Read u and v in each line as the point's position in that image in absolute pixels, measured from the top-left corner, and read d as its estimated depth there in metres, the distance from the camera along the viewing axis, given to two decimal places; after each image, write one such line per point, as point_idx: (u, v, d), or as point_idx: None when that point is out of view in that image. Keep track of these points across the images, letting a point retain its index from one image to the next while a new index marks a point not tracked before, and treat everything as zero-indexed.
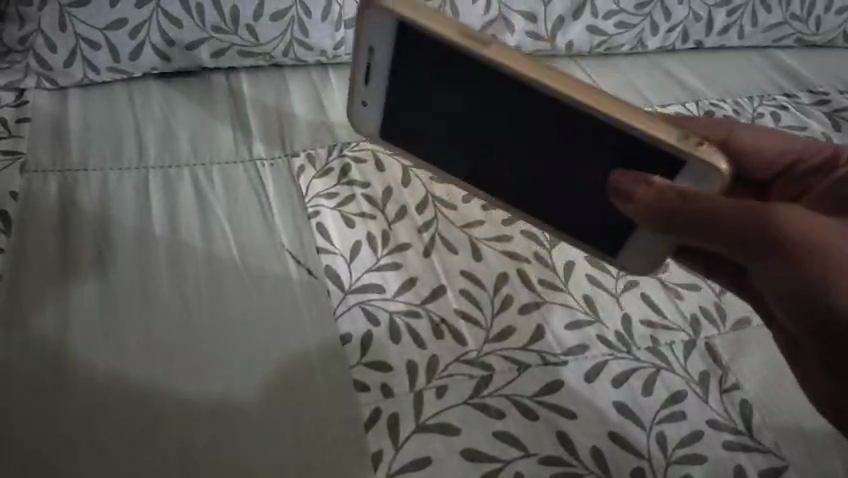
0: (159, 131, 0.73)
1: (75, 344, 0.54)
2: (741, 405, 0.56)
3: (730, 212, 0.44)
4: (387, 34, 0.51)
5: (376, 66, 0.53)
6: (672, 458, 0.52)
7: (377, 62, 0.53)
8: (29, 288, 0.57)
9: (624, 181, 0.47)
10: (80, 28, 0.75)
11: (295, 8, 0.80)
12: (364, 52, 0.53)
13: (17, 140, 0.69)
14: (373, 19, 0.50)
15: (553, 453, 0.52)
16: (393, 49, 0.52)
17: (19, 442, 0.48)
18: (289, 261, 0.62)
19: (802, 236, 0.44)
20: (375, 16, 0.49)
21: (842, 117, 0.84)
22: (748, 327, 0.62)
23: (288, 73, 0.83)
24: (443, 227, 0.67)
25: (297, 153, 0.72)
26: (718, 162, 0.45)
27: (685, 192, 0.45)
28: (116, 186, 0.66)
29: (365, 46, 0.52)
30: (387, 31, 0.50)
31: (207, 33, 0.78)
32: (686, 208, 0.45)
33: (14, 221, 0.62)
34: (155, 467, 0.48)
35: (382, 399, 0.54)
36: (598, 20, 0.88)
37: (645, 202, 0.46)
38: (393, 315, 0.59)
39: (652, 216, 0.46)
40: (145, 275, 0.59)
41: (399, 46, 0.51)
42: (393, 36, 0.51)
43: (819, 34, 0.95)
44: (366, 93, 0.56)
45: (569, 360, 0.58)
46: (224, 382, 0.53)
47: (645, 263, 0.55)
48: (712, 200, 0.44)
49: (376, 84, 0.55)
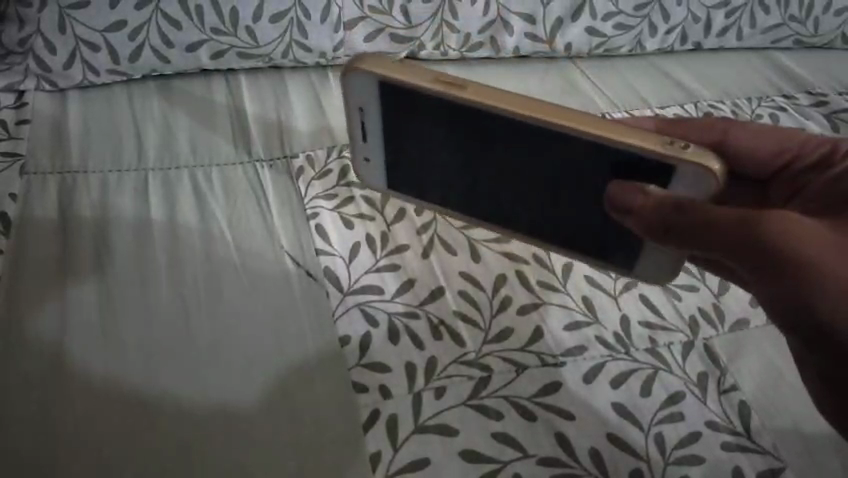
0: (158, 133, 0.73)
1: (74, 345, 0.54)
2: (740, 406, 0.56)
3: (728, 219, 0.44)
4: (372, 91, 0.52)
5: (368, 121, 0.55)
6: (671, 459, 0.52)
7: (370, 117, 0.55)
8: (28, 290, 0.57)
9: (621, 189, 0.47)
10: (80, 30, 0.75)
11: (295, 9, 0.80)
12: (355, 110, 0.55)
13: (16, 142, 0.69)
14: (355, 79, 0.52)
15: (551, 454, 0.52)
16: (380, 102, 0.53)
17: (18, 443, 0.48)
18: (289, 263, 0.62)
19: (800, 242, 0.43)
20: (358, 79, 0.51)
21: (841, 118, 0.84)
22: (746, 328, 0.62)
23: (288, 75, 0.83)
24: (443, 228, 0.67)
25: (297, 155, 0.72)
26: (709, 164, 0.45)
27: (683, 201, 0.45)
28: (115, 188, 0.66)
29: (354, 107, 0.54)
30: (372, 89, 0.52)
31: (206, 35, 0.78)
32: (683, 216, 0.45)
33: (14, 222, 0.62)
34: (153, 468, 0.48)
35: (381, 400, 0.54)
36: (597, 21, 0.88)
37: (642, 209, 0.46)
38: (392, 317, 0.59)
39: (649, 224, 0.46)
40: (144, 278, 0.59)
41: (387, 103, 0.53)
42: (379, 92, 0.52)
43: (818, 35, 0.95)
44: (366, 147, 0.58)
45: (567, 361, 0.58)
46: (222, 385, 0.53)
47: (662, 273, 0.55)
48: (711, 208, 0.44)
49: (373, 141, 0.57)
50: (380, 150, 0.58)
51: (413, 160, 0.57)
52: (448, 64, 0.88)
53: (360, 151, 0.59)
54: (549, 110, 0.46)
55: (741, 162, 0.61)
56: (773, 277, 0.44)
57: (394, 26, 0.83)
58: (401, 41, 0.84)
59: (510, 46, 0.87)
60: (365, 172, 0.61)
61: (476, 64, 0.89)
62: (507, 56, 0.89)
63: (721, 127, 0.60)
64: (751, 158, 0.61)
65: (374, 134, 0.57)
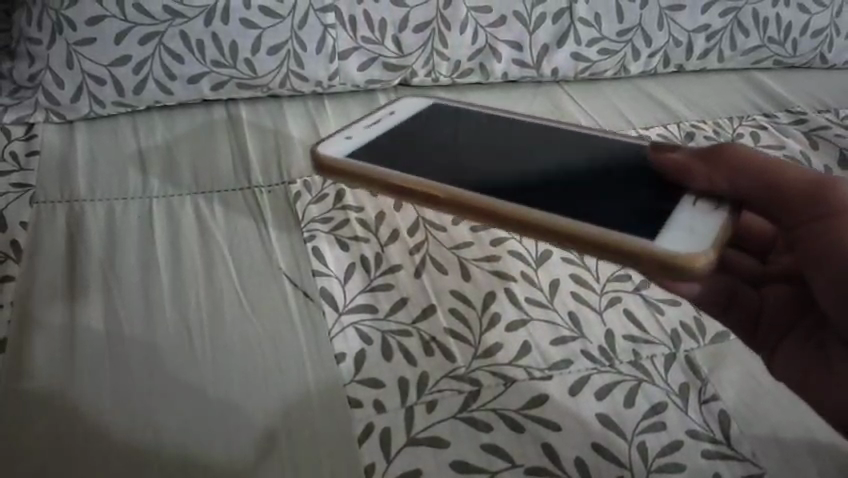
0: (161, 161, 0.76)
1: (84, 366, 0.57)
2: (720, 416, 0.58)
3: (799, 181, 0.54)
4: (416, 104, 0.71)
5: (389, 118, 0.68)
6: (654, 468, 0.54)
7: (395, 117, 0.68)
8: (39, 312, 0.60)
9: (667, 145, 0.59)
10: (87, 65, 0.79)
11: (291, 42, 0.84)
12: (388, 111, 0.69)
13: (26, 173, 0.72)
14: (412, 100, 0.72)
15: (539, 463, 0.54)
16: (413, 116, 0.69)
17: (30, 455, 0.51)
18: (287, 285, 0.65)
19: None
20: (414, 97, 0.72)
21: (820, 135, 0.86)
22: (724, 341, 0.65)
23: (286, 104, 0.86)
24: (437, 251, 0.70)
25: (295, 181, 0.76)
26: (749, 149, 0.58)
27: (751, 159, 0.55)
28: (122, 215, 0.69)
29: (388, 109, 0.69)
30: (421, 102, 0.71)
31: (207, 68, 0.82)
32: (745, 161, 0.55)
33: (24, 249, 0.65)
34: (156, 470, 0.51)
35: (375, 414, 0.56)
36: (581, 47, 0.92)
37: (683, 154, 0.57)
38: (385, 335, 0.62)
39: (694, 164, 0.56)
40: (149, 297, 0.62)
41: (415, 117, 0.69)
42: (422, 107, 0.70)
43: (796, 56, 0.99)
44: (360, 130, 0.65)
45: (554, 375, 0.60)
46: (222, 395, 0.56)
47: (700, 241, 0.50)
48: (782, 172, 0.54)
49: (371, 132, 0.65)
50: (370, 136, 0.65)
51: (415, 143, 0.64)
52: (440, 90, 0.92)
53: (350, 131, 0.65)
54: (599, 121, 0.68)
55: None
56: (816, 231, 0.54)
57: (387, 55, 0.87)
58: (394, 69, 0.88)
59: (498, 72, 0.91)
60: (337, 147, 0.63)
61: (467, 89, 0.92)
62: (497, 81, 0.92)
63: None
64: None
65: (377, 128, 0.66)
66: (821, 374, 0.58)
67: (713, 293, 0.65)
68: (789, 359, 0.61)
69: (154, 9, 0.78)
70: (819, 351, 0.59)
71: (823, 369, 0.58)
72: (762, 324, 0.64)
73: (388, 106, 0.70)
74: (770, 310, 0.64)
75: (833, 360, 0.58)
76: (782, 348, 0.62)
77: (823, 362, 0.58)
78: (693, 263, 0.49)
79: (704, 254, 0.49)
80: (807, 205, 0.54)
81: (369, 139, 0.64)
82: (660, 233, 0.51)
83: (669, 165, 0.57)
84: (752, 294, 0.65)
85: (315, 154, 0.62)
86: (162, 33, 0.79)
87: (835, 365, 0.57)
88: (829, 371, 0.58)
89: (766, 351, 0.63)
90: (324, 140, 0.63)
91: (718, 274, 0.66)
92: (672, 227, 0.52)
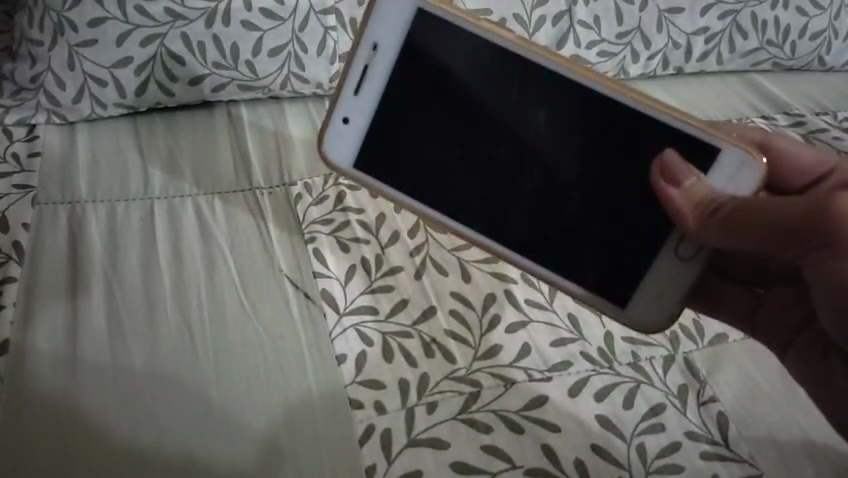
0: (162, 163, 0.76)
1: (86, 366, 0.57)
2: (718, 417, 0.59)
3: (791, 214, 0.48)
4: (395, 28, 0.58)
5: (374, 67, 0.60)
6: (653, 470, 0.55)
7: (379, 62, 0.60)
8: (41, 314, 0.60)
9: (679, 167, 0.53)
10: (89, 67, 0.79)
11: (293, 43, 0.84)
12: (367, 50, 0.60)
13: (28, 175, 0.73)
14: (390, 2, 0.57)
15: (539, 465, 0.55)
16: (399, 40, 0.59)
17: (35, 457, 0.52)
18: (288, 287, 0.65)
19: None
20: (384, 11, 0.58)
21: (818, 137, 0.87)
22: (722, 343, 0.65)
23: (286, 106, 0.87)
24: (439, 253, 0.70)
25: (296, 183, 0.76)
26: (753, 168, 0.54)
27: (748, 203, 0.50)
28: (123, 217, 0.70)
29: (369, 43, 0.59)
30: (397, 24, 0.58)
31: (208, 70, 0.81)
32: (739, 210, 0.50)
33: (26, 250, 0.65)
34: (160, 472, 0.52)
35: (376, 415, 0.57)
36: (581, 49, 0.92)
37: (683, 191, 0.53)
38: (387, 336, 0.62)
39: (692, 208, 0.53)
40: (150, 300, 0.62)
41: (403, 46, 0.59)
42: (402, 33, 0.58)
43: (794, 59, 1.00)
44: (352, 106, 0.62)
45: (554, 377, 0.61)
46: (224, 397, 0.56)
47: (662, 312, 0.59)
48: (775, 213, 0.49)
49: (366, 99, 0.62)
50: (366, 113, 0.62)
51: (412, 140, 0.61)
52: None
53: (344, 109, 0.62)
54: (613, 81, 0.55)
55: (776, 170, 0.66)
56: (817, 259, 0.49)
57: None
58: None
59: None
60: (339, 140, 0.64)
61: None
62: None
63: (757, 139, 0.66)
64: (783, 172, 0.66)
65: (371, 89, 0.61)
66: (821, 376, 0.58)
67: (708, 291, 0.66)
68: (793, 359, 0.60)
69: (155, 11, 0.78)
70: (821, 355, 0.58)
71: (824, 374, 0.58)
72: (755, 318, 0.64)
73: (366, 32, 0.59)
74: (764, 307, 0.64)
75: (832, 368, 0.57)
76: (793, 348, 0.60)
77: (825, 365, 0.58)
78: (652, 330, 0.60)
79: (667, 323, 0.59)
80: (809, 233, 0.47)
81: (368, 117, 0.62)
82: (637, 291, 0.60)
83: (669, 197, 0.53)
84: (748, 292, 0.65)
85: (325, 161, 0.64)
86: (161, 35, 0.79)
87: (835, 369, 0.57)
88: (827, 379, 0.57)
89: (777, 350, 0.62)
90: (325, 135, 0.64)
91: (711, 274, 0.67)
92: (645, 284, 0.59)
